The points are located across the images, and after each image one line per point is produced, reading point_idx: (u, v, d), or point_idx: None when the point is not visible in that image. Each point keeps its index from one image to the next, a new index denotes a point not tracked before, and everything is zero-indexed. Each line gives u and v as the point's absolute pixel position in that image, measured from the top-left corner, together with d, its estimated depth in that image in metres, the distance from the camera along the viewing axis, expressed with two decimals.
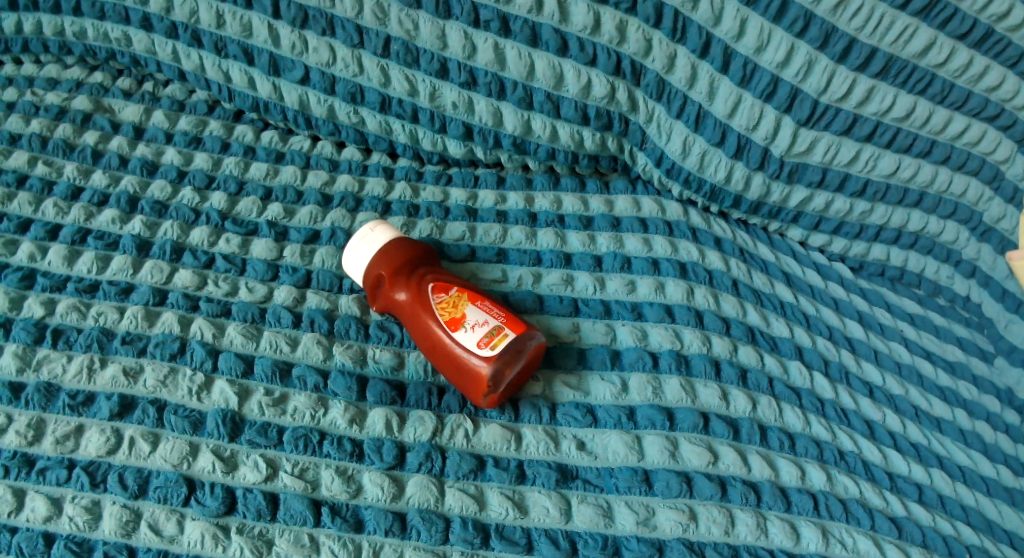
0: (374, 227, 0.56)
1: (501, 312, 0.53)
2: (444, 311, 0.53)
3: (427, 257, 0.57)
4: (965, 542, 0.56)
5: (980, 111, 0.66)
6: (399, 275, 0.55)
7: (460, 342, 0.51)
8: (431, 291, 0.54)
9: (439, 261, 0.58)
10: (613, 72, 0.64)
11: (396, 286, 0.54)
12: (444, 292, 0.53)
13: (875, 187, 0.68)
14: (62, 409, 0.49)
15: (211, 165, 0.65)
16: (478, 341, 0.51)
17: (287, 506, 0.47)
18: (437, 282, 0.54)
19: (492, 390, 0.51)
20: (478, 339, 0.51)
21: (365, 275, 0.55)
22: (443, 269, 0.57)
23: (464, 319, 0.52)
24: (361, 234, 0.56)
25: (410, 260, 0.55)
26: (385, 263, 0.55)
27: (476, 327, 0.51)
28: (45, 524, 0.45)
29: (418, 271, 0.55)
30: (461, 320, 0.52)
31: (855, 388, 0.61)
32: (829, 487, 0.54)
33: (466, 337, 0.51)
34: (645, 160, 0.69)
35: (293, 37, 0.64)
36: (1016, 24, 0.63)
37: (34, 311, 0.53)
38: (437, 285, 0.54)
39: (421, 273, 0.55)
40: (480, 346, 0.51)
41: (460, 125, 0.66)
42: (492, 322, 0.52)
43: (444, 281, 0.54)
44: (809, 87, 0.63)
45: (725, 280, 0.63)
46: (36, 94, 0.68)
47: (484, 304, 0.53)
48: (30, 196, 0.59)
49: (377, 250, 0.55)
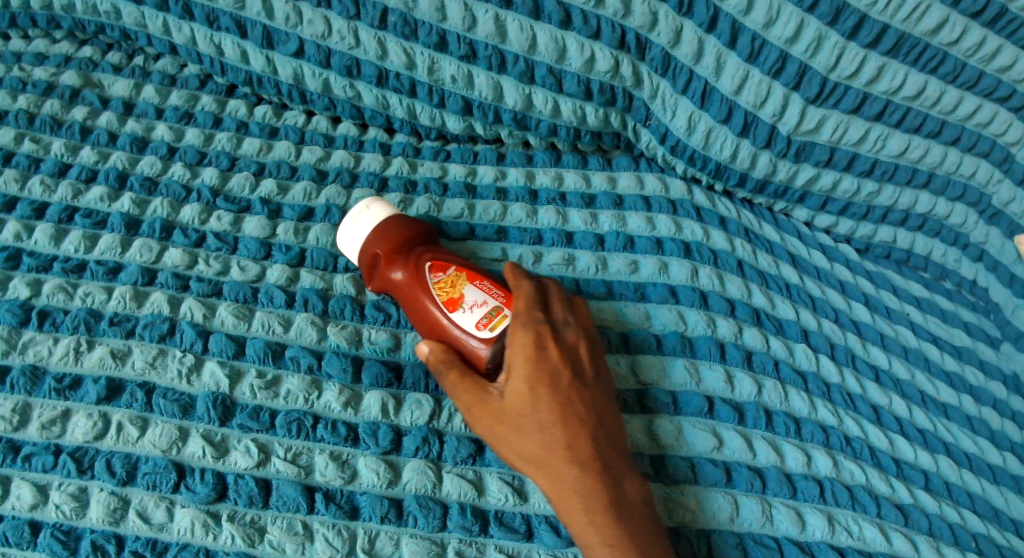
0: (369, 205, 0.53)
1: (501, 293, 0.49)
2: (441, 290, 0.48)
3: (424, 234, 0.53)
4: (971, 530, 0.54)
5: (991, 92, 0.63)
6: (396, 254, 0.51)
7: (459, 324, 0.47)
8: (428, 270, 0.49)
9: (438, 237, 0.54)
10: (618, 46, 0.60)
11: (392, 266, 0.51)
12: (441, 270, 0.49)
13: (884, 167, 0.65)
14: (47, 394, 0.47)
15: (202, 140, 0.62)
16: (476, 323, 0.47)
17: (279, 492, 0.45)
18: (435, 261, 0.50)
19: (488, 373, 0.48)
20: (477, 321, 0.47)
21: (360, 254, 0.52)
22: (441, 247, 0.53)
23: (463, 298, 0.48)
24: (356, 211, 0.53)
25: (406, 238, 0.51)
26: (381, 242, 0.51)
27: (475, 308, 0.47)
28: (31, 512, 0.43)
29: (416, 250, 0.51)
30: (460, 301, 0.48)
31: (862, 372, 0.59)
32: (835, 473, 0.52)
33: (465, 319, 0.47)
34: (649, 137, 0.66)
35: (287, 8, 0.61)
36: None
37: (18, 292, 0.51)
38: (433, 263, 0.50)
39: (418, 251, 0.51)
40: (479, 328, 0.47)
41: (459, 100, 0.63)
42: (493, 302, 0.48)
43: (441, 258, 0.50)
44: (818, 64, 0.60)
45: (731, 260, 0.60)
46: (23, 69, 0.64)
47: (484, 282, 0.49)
48: (16, 173, 0.57)
49: (373, 228, 0.52)
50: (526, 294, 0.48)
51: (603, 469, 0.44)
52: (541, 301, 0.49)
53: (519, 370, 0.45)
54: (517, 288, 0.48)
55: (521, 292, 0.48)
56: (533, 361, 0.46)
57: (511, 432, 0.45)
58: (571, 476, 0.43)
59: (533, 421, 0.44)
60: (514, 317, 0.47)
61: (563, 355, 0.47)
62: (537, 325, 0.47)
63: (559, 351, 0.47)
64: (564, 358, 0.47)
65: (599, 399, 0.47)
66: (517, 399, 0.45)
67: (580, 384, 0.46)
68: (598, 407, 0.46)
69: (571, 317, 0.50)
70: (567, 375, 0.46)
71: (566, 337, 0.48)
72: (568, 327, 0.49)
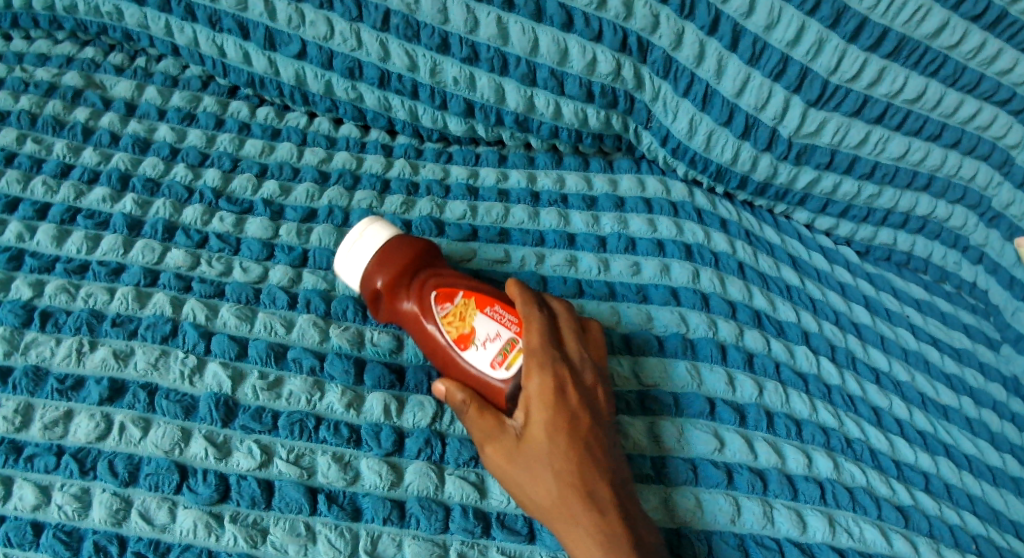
0: (360, 229, 0.49)
1: (514, 319, 0.46)
2: (451, 325, 0.46)
3: (425, 252, 0.49)
4: (971, 532, 0.54)
5: (992, 95, 0.64)
6: (398, 287, 0.48)
7: (474, 362, 0.45)
8: (434, 301, 0.47)
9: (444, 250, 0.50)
10: (620, 48, 0.61)
11: (397, 300, 0.48)
12: (448, 299, 0.46)
13: (884, 169, 0.65)
14: (50, 395, 0.47)
15: (205, 141, 0.62)
16: (491, 361, 0.45)
17: (281, 493, 0.45)
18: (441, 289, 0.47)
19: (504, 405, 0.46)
20: (492, 358, 0.45)
21: (360, 286, 0.49)
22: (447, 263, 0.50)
23: (474, 333, 0.45)
24: (348, 240, 0.49)
25: (407, 266, 0.48)
26: (382, 277, 0.48)
27: (488, 344, 0.45)
28: (33, 513, 0.43)
29: (419, 275, 0.48)
30: (471, 336, 0.45)
31: (862, 374, 0.59)
32: (835, 475, 0.52)
33: (480, 357, 0.45)
34: (650, 139, 0.66)
35: (289, 10, 0.61)
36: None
37: (21, 292, 0.51)
38: (439, 293, 0.47)
39: (421, 278, 0.48)
40: (495, 366, 0.45)
41: (461, 102, 0.63)
42: (506, 333, 0.45)
43: (446, 284, 0.47)
44: (818, 66, 0.60)
45: (732, 262, 0.61)
46: (25, 70, 0.64)
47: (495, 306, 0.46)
48: (18, 173, 0.57)
49: (371, 257, 0.48)
50: (540, 333, 0.45)
51: (621, 519, 0.43)
52: (556, 336, 0.46)
53: (537, 414, 0.44)
54: (529, 322, 0.45)
55: (537, 328, 0.45)
56: (551, 406, 0.44)
57: (526, 475, 0.43)
58: (587, 525, 0.42)
59: (549, 469, 0.43)
60: (532, 357, 0.45)
61: (582, 398, 0.45)
62: (555, 366, 0.44)
63: (578, 394, 0.45)
64: (583, 402, 0.45)
65: (613, 442, 0.46)
66: (534, 445, 0.43)
67: (598, 428, 0.45)
68: (614, 451, 0.45)
69: (586, 351, 0.47)
70: (585, 421, 0.44)
71: (583, 376, 0.46)
72: (585, 365, 0.47)
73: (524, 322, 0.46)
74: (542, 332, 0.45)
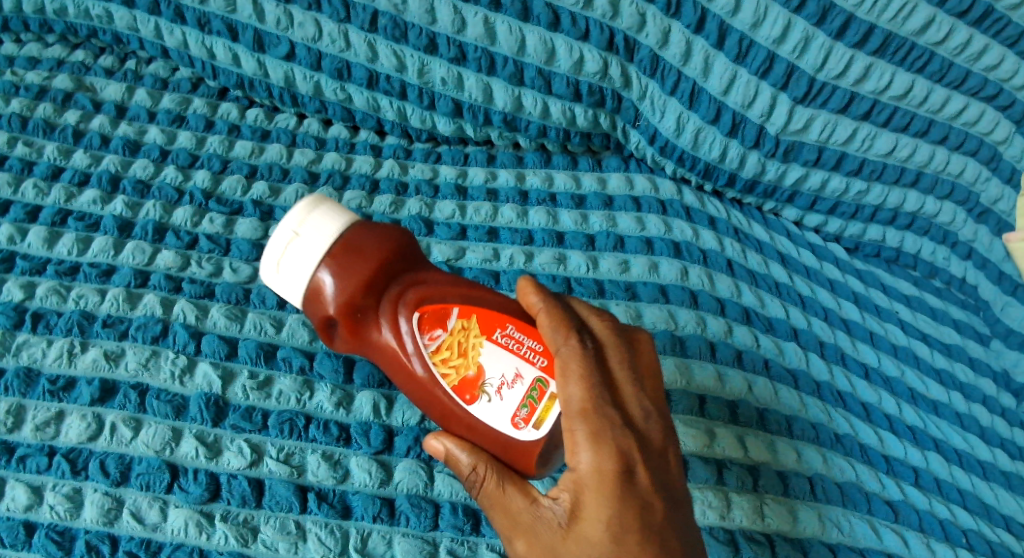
0: (301, 225, 0.39)
1: (535, 348, 0.39)
2: (453, 366, 0.39)
3: (398, 256, 0.40)
4: (962, 527, 0.56)
5: (978, 91, 0.64)
6: (361, 306, 0.40)
7: (485, 413, 0.39)
8: (420, 327, 0.39)
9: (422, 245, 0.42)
10: (606, 47, 0.61)
11: (364, 323, 0.40)
12: (440, 326, 0.39)
13: (872, 166, 0.66)
14: (42, 396, 0.47)
15: (195, 143, 0.62)
16: (514, 419, 0.38)
17: (272, 492, 0.46)
18: (429, 313, 0.39)
19: (542, 470, 0.40)
20: (513, 413, 0.38)
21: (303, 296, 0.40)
22: (428, 263, 0.42)
23: (483, 379, 0.39)
24: (285, 238, 0.39)
25: (372, 279, 0.39)
26: (339, 292, 0.39)
27: (503, 392, 0.38)
28: (26, 513, 0.44)
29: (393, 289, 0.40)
30: (479, 381, 0.39)
31: (851, 370, 0.60)
32: (825, 470, 0.53)
33: (496, 409, 0.39)
34: (638, 138, 0.66)
35: (278, 11, 0.61)
36: (1016, 2, 0.61)
37: (13, 295, 0.51)
38: (425, 317, 0.39)
39: (392, 292, 0.40)
40: (518, 425, 0.38)
41: (449, 102, 0.64)
42: (528, 374, 0.39)
43: (433, 303, 0.39)
44: (805, 64, 0.61)
45: (720, 260, 0.61)
46: (15, 73, 0.64)
47: (511, 331, 0.39)
48: (8, 176, 0.57)
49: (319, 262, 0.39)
50: (590, 392, 0.37)
51: None
52: (610, 388, 0.38)
53: (590, 495, 0.36)
54: (570, 374, 0.37)
55: (584, 379, 0.37)
56: (609, 490, 0.36)
57: None
58: None
59: None
60: (577, 418, 0.37)
61: (650, 472, 0.37)
62: (611, 437, 0.37)
63: (643, 465, 0.37)
64: (652, 477, 0.37)
65: (692, 523, 0.38)
66: (587, 539, 0.36)
67: (670, 509, 0.37)
68: (693, 536, 0.37)
69: (651, 402, 0.39)
70: (654, 501, 0.36)
71: (650, 439, 0.38)
72: (650, 423, 0.38)
73: (564, 369, 0.38)
74: (589, 385, 0.37)
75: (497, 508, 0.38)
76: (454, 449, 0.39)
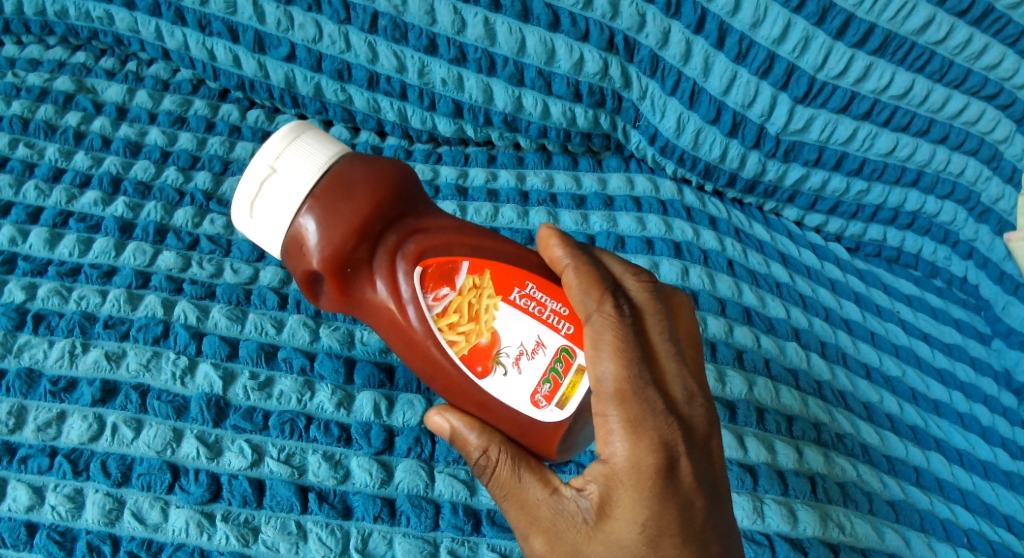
0: (277, 161, 0.39)
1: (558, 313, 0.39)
2: (464, 338, 0.39)
3: (389, 201, 0.39)
4: (963, 526, 0.56)
5: (979, 89, 0.64)
6: (352, 259, 0.39)
7: (500, 387, 0.39)
8: (424, 285, 0.39)
9: (417, 189, 0.41)
10: (607, 47, 0.61)
11: (355, 279, 0.39)
12: (446, 284, 0.39)
13: (872, 165, 0.66)
14: (44, 396, 0.48)
15: (196, 144, 0.62)
16: (534, 399, 0.38)
17: (272, 492, 0.46)
18: (434, 270, 0.39)
19: (563, 454, 0.40)
20: (532, 392, 0.39)
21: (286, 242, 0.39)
22: (422, 204, 0.41)
23: (497, 350, 0.39)
24: (262, 176, 0.39)
25: (364, 228, 0.38)
26: (326, 242, 0.38)
27: (520, 363, 0.38)
28: (28, 513, 0.44)
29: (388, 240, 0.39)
30: (493, 352, 0.39)
31: (852, 369, 0.60)
32: (827, 470, 0.53)
33: (512, 382, 0.39)
34: (639, 138, 0.66)
35: (279, 13, 0.61)
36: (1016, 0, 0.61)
37: (14, 296, 0.51)
38: (429, 272, 0.39)
39: (387, 243, 0.39)
40: (537, 404, 0.39)
41: (449, 102, 0.64)
42: (552, 342, 0.39)
43: (436, 257, 0.39)
44: (805, 64, 0.61)
45: (721, 260, 0.61)
46: (17, 75, 0.64)
47: (530, 292, 0.39)
48: (10, 178, 0.57)
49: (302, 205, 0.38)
50: (630, 374, 0.37)
51: None
52: (649, 369, 0.38)
53: (624, 492, 0.36)
54: (604, 350, 0.37)
55: (620, 358, 0.37)
56: (646, 487, 0.36)
57: None
58: None
59: None
60: (613, 403, 0.37)
61: (693, 464, 0.37)
62: (651, 427, 0.37)
63: (682, 457, 0.37)
64: (693, 468, 0.37)
65: (727, 516, 0.38)
66: (617, 534, 0.36)
67: (708, 501, 0.37)
68: (727, 528, 0.38)
69: (693, 382, 0.39)
70: (694, 497, 0.37)
71: (692, 423, 0.38)
72: (691, 407, 0.38)
73: (597, 343, 0.38)
74: (625, 365, 0.37)
75: (512, 499, 0.38)
76: (462, 428, 0.39)
